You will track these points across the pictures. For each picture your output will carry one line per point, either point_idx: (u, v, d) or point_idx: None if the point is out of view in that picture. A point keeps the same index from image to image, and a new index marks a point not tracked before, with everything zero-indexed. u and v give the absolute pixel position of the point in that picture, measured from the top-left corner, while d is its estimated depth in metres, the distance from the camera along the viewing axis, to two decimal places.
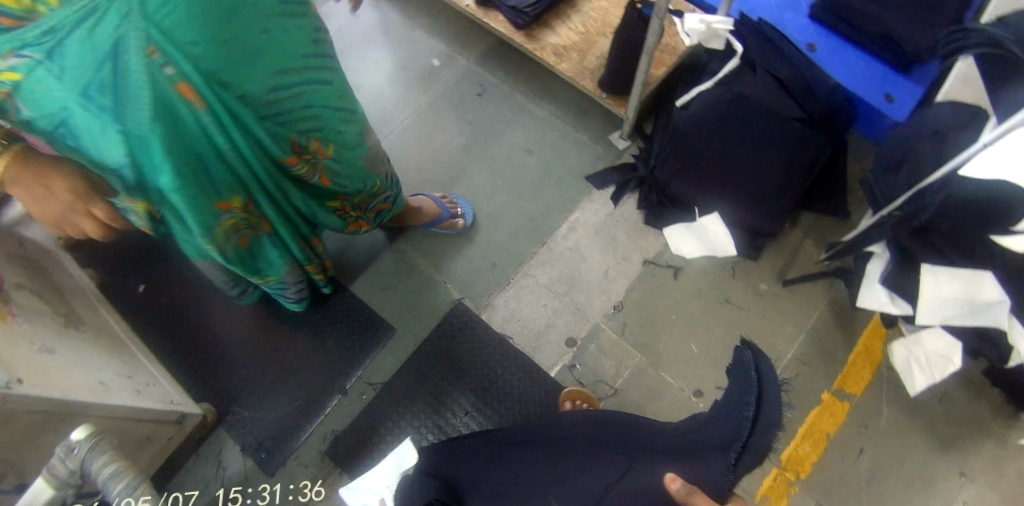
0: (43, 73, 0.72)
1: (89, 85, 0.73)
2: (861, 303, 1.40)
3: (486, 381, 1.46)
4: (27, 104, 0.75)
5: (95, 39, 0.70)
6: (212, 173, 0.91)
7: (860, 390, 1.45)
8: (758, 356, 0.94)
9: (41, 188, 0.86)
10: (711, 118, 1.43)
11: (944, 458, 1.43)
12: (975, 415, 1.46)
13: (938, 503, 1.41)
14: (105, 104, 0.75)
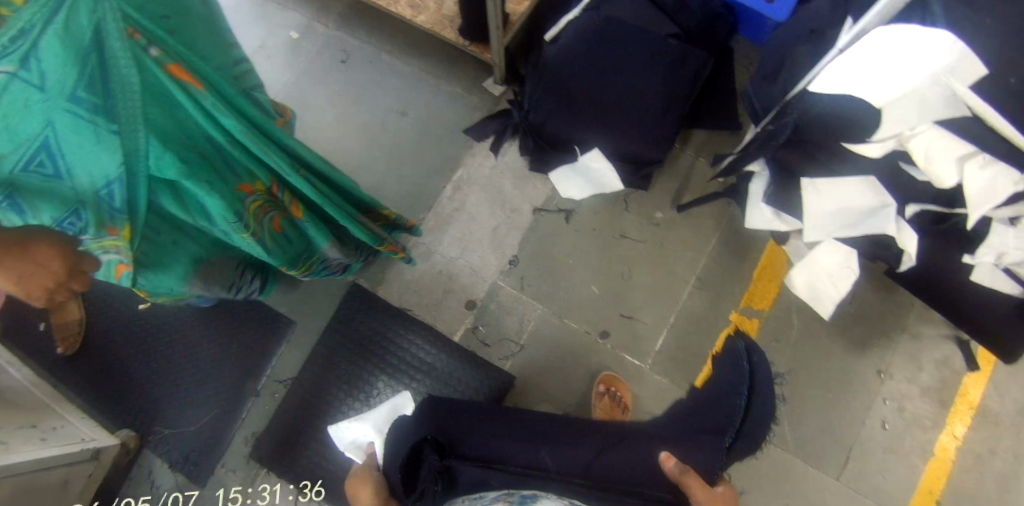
0: (18, 87, 0.62)
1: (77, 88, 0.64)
2: (750, 224, 1.34)
3: (397, 360, 1.44)
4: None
5: (76, 31, 0.62)
6: (227, 158, 0.84)
7: (769, 303, 1.43)
8: (750, 349, 1.29)
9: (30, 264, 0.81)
10: (583, 49, 1.34)
11: (857, 356, 1.43)
12: (883, 310, 1.45)
13: (853, 400, 1.42)
14: (97, 104, 0.66)
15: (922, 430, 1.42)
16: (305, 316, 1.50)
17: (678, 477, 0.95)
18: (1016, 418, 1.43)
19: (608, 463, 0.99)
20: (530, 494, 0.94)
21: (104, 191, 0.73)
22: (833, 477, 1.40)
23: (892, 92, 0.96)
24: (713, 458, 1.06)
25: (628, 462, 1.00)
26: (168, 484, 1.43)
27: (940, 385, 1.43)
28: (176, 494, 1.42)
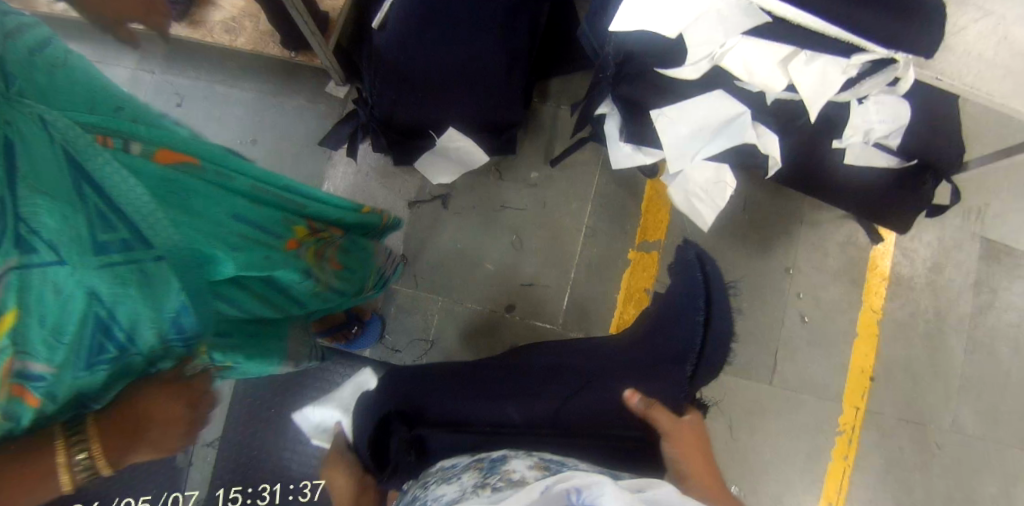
0: (36, 278, 0.50)
1: (88, 233, 0.53)
2: (615, 164, 1.32)
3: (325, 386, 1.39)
4: (38, 346, 0.52)
5: (46, 187, 0.50)
6: (255, 224, 0.71)
7: (663, 232, 1.41)
8: (702, 254, 0.82)
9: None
10: (416, 32, 1.17)
11: (763, 259, 1.43)
12: (775, 206, 1.44)
13: (768, 302, 1.42)
14: (125, 237, 0.56)
15: (841, 312, 1.44)
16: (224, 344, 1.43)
17: (646, 416, 0.76)
18: (926, 275, 1.48)
19: (580, 404, 0.78)
20: (498, 456, 0.69)
21: (172, 329, 0.63)
22: (766, 384, 1.41)
23: (680, 23, 0.99)
24: (675, 387, 0.78)
25: (603, 400, 0.78)
26: (167, 484, 1.34)
27: (849, 265, 1.45)
28: (175, 494, 1.34)
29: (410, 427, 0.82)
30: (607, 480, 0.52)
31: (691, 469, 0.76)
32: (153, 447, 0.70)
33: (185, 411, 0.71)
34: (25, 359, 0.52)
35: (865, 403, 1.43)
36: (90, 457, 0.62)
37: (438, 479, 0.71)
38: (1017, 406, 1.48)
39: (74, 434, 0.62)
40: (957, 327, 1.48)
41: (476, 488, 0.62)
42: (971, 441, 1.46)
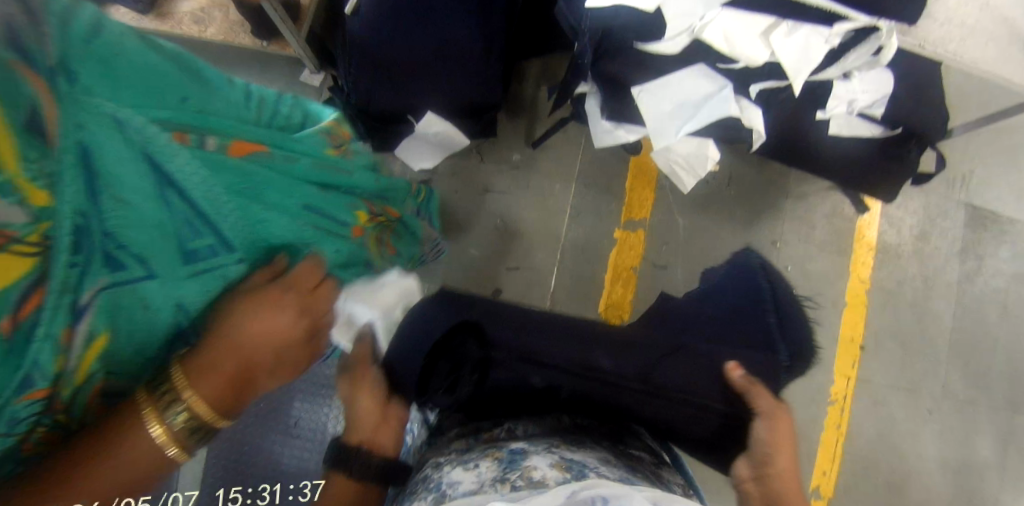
0: (126, 296, 0.50)
1: (175, 244, 0.52)
2: (598, 142, 1.31)
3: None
4: (119, 362, 0.53)
5: (135, 195, 0.47)
6: (332, 208, 0.70)
7: (647, 211, 1.41)
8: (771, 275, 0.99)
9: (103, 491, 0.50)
10: (386, 20, 1.09)
11: (751, 233, 1.42)
12: (760, 179, 1.43)
13: None
14: (210, 244, 0.56)
15: (828, 283, 1.45)
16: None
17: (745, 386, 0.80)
18: (912, 244, 1.49)
19: (673, 365, 0.79)
20: (518, 449, 0.72)
21: None
22: None
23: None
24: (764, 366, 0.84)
25: (691, 368, 0.80)
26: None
27: (836, 235, 1.45)
28: None
29: (483, 347, 0.79)
30: (635, 494, 0.57)
31: (780, 463, 0.75)
32: (274, 373, 0.63)
33: (294, 323, 0.62)
34: (107, 376, 0.52)
35: (855, 372, 1.45)
36: (191, 414, 0.55)
37: (449, 463, 0.75)
38: (1003, 369, 1.50)
39: (164, 394, 0.54)
40: (943, 294, 1.49)
41: (497, 481, 0.66)
42: (960, 405, 1.49)
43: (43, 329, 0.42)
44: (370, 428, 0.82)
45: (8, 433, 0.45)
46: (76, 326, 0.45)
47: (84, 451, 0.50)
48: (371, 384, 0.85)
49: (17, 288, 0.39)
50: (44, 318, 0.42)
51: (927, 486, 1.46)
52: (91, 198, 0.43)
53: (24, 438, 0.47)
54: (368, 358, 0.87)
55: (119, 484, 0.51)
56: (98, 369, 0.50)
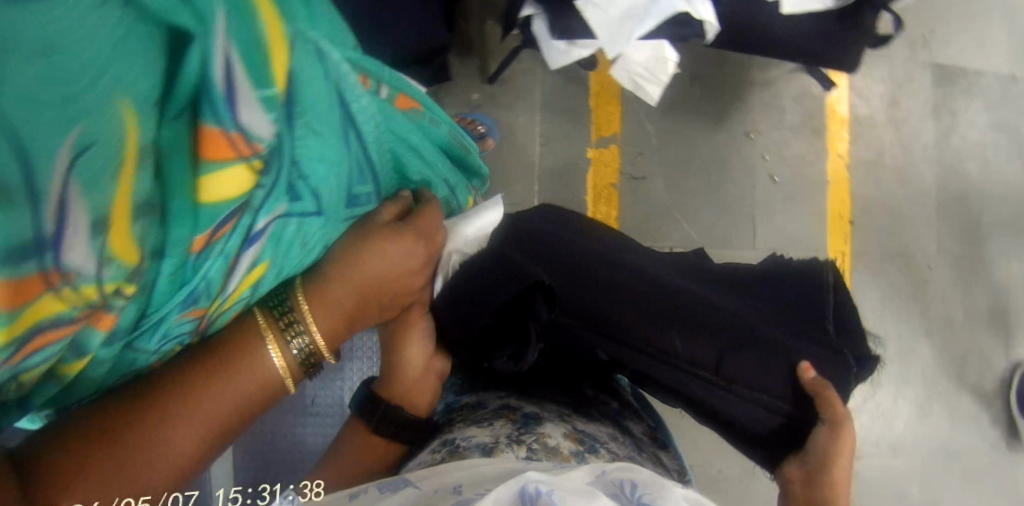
0: (289, 227, 0.58)
1: (340, 185, 0.63)
2: (552, 65, 1.26)
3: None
4: (255, 290, 0.61)
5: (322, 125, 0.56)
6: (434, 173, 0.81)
7: (616, 127, 1.40)
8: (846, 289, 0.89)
9: (199, 423, 0.55)
10: None
11: (723, 129, 1.41)
12: (723, 74, 1.42)
13: (736, 171, 1.41)
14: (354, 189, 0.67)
15: (807, 165, 1.44)
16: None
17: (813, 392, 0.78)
18: (885, 111, 1.48)
19: (749, 359, 0.77)
20: (531, 414, 0.78)
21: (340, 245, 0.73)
22: (751, 248, 1.41)
23: None
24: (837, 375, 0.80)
25: (765, 358, 0.78)
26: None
27: (808, 117, 1.44)
28: None
29: (550, 309, 0.78)
30: (672, 489, 0.54)
31: (834, 479, 0.78)
32: (376, 311, 0.71)
33: (415, 269, 0.72)
34: (234, 302, 0.60)
35: (849, 247, 1.46)
36: (310, 345, 0.63)
37: (465, 419, 0.80)
38: (994, 220, 1.52)
39: (288, 324, 0.62)
40: (924, 157, 1.49)
41: (512, 442, 0.71)
42: (957, 261, 1.52)
43: (218, 249, 0.51)
44: (410, 383, 0.80)
45: (158, 349, 0.56)
46: (243, 251, 0.54)
47: (199, 382, 0.56)
48: (421, 338, 0.80)
49: (228, 207, 0.49)
50: (222, 246, 0.51)
51: (937, 345, 1.52)
52: (292, 127, 0.52)
53: (158, 359, 0.57)
54: (424, 309, 0.81)
55: (214, 418, 0.56)
56: (245, 294, 0.60)
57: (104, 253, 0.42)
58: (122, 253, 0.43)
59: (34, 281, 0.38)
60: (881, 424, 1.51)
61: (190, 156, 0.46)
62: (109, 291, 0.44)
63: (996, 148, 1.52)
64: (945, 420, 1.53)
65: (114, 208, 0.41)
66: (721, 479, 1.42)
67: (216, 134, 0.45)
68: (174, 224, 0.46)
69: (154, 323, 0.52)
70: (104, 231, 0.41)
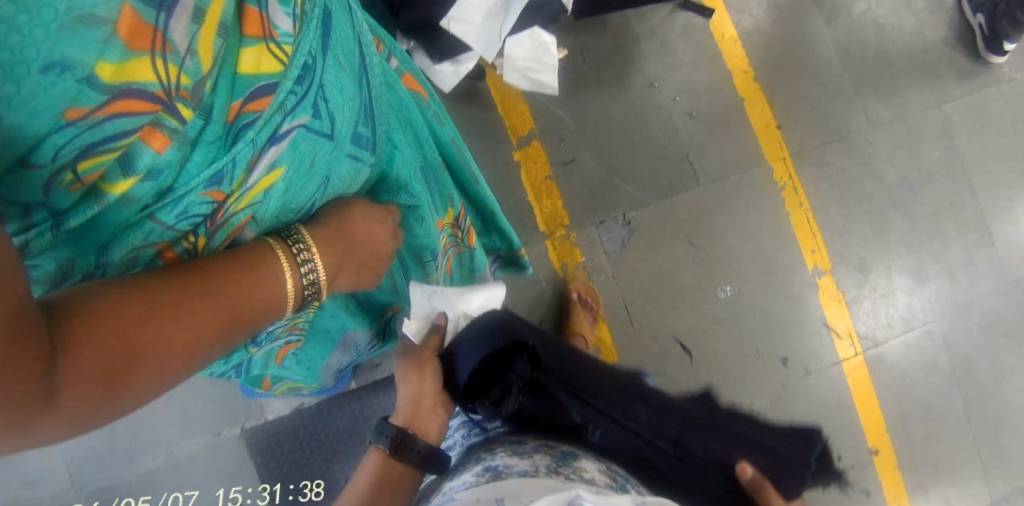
0: (307, 144, 0.53)
1: (354, 118, 0.60)
2: (444, 88, 1.27)
3: (351, 428, 1.48)
4: (270, 205, 0.54)
5: (347, 57, 0.58)
6: (418, 164, 0.83)
7: (530, 122, 1.42)
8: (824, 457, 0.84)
9: (207, 324, 0.47)
10: None
11: (628, 87, 1.45)
12: (608, 38, 1.46)
13: (654, 121, 1.45)
14: (365, 134, 0.64)
15: (717, 91, 1.48)
16: (218, 393, 1.48)
17: (761, 492, 0.74)
18: (768, 16, 1.53)
19: (709, 442, 0.76)
20: (568, 451, 0.73)
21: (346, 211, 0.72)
22: (695, 185, 1.44)
23: None
24: (797, 485, 0.76)
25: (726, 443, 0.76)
26: (166, 484, 1.44)
27: (700, 48, 1.49)
28: None
29: (533, 366, 0.79)
30: None
31: None
32: (348, 274, 0.66)
33: (376, 240, 0.69)
34: (248, 220, 0.53)
35: (786, 150, 1.48)
36: (315, 271, 0.58)
37: (505, 451, 0.73)
38: (906, 77, 1.59)
39: (295, 248, 0.57)
40: (820, 43, 1.55)
41: (553, 472, 0.65)
42: (892, 126, 1.56)
43: (253, 134, 0.48)
44: (421, 412, 0.84)
45: (173, 228, 0.48)
46: (266, 154, 0.49)
47: (222, 273, 0.50)
48: (433, 374, 0.84)
49: (265, 83, 0.47)
50: (258, 122, 0.48)
51: (906, 210, 1.54)
52: (324, 54, 0.52)
53: (168, 244, 0.50)
54: (434, 347, 0.86)
55: (222, 311, 0.49)
56: (259, 202, 0.52)
57: (191, 46, 0.42)
58: (197, 55, 0.42)
59: (146, 34, 0.39)
60: (885, 303, 1.50)
61: (238, 22, 0.45)
62: (178, 86, 0.42)
63: (884, 6, 1.59)
64: (942, 279, 1.54)
65: (208, 15, 0.42)
66: (757, 412, 1.41)
67: (260, 14, 0.46)
68: (218, 78, 0.45)
69: (178, 195, 0.46)
70: (198, 22, 0.41)
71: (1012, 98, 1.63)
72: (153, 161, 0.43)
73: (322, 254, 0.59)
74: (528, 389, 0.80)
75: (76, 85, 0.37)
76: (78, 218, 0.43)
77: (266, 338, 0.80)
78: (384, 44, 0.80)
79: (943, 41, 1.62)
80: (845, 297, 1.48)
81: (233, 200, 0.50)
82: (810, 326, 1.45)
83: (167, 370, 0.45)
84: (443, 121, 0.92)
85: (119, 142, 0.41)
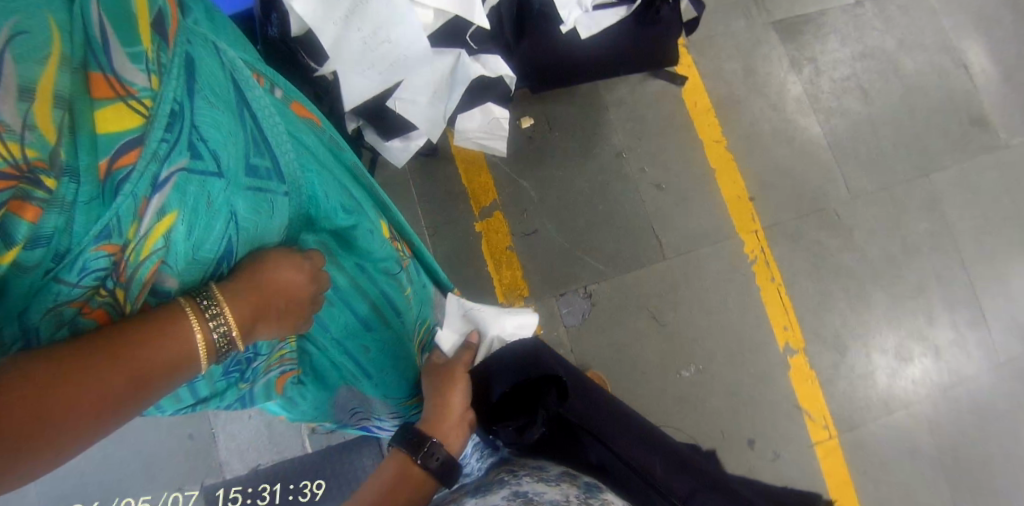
0: (197, 185, 0.47)
1: (243, 152, 0.53)
2: (397, 160, 1.24)
3: (346, 478, 1.43)
4: (182, 248, 0.48)
5: (215, 90, 0.51)
6: (344, 185, 0.76)
7: (493, 193, 1.40)
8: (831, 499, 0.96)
9: (112, 389, 0.43)
10: None
11: (596, 157, 1.42)
12: (576, 106, 1.43)
13: (621, 192, 1.42)
14: (264, 166, 0.57)
15: (687, 162, 1.45)
16: (184, 450, 1.45)
17: None
18: (746, 83, 1.49)
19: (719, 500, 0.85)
20: (594, 484, 0.76)
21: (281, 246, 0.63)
22: (661, 259, 1.40)
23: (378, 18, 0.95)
24: None
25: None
26: (167, 484, 1.44)
27: (671, 117, 1.46)
28: (175, 494, 1.44)
29: (561, 401, 0.89)
30: None
31: None
32: (270, 322, 0.58)
33: (302, 283, 0.61)
34: (162, 267, 0.48)
35: (759, 223, 1.44)
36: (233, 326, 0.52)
37: (528, 474, 0.75)
38: (892, 144, 1.52)
39: (206, 303, 0.50)
40: (799, 111, 1.50)
41: (582, 499, 0.67)
42: (874, 197, 1.49)
43: (132, 186, 0.41)
44: (445, 426, 0.85)
45: (78, 287, 0.42)
46: (155, 199, 0.43)
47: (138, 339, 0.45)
48: (460, 389, 0.90)
49: (132, 137, 0.42)
50: (135, 174, 0.42)
51: (888, 286, 1.46)
52: (190, 96, 0.47)
53: (82, 302, 0.44)
54: (464, 365, 0.96)
55: (136, 369, 0.44)
56: (162, 248, 0.46)
57: (27, 121, 0.36)
58: (38, 128, 0.36)
59: None
60: (863, 384, 1.42)
61: (87, 77, 0.40)
62: (32, 163, 0.36)
63: (868, 72, 1.54)
64: (928, 358, 1.45)
65: (43, 90, 0.36)
66: None
67: (106, 73, 0.41)
68: (77, 142, 0.39)
69: (71, 258, 0.40)
70: (30, 101, 0.36)
71: (1007, 167, 1.54)
72: (32, 232, 0.37)
73: (236, 309, 0.52)
74: (554, 425, 0.90)
75: None
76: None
77: (245, 370, 0.69)
78: (265, 76, 0.67)
79: (933, 105, 1.55)
80: (819, 378, 1.41)
81: (129, 255, 0.44)
82: (779, 407, 1.39)
83: (44, 456, 0.39)
84: (341, 145, 0.82)
85: None
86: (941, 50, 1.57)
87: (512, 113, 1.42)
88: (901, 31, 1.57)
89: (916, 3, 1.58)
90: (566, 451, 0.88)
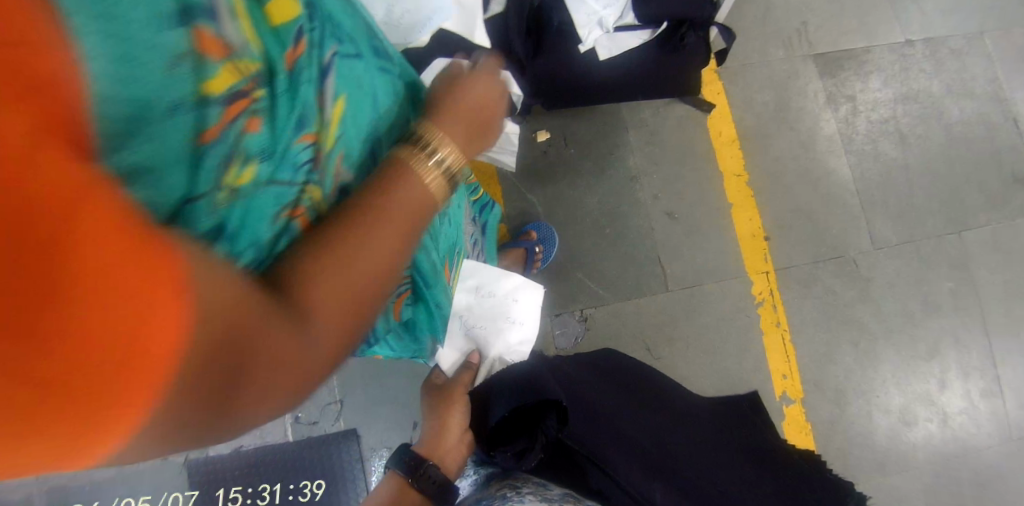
0: (348, 67, 0.49)
1: (358, 32, 0.54)
2: None
3: (337, 473, 1.38)
4: (352, 134, 0.49)
5: None
6: None
7: (500, 204, 1.38)
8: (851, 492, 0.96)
9: (386, 250, 0.43)
10: None
11: (610, 177, 1.38)
12: (595, 124, 1.39)
13: (631, 217, 1.37)
14: (377, 45, 0.57)
15: (703, 192, 1.40)
16: None
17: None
18: (776, 116, 1.43)
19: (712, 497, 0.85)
20: None
21: None
22: (663, 290, 1.36)
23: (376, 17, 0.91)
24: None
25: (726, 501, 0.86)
26: (168, 483, 1.35)
27: (692, 143, 1.41)
28: (174, 495, 1.35)
29: (561, 425, 0.85)
30: None
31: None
32: (472, 140, 0.58)
33: (481, 100, 0.60)
34: (343, 162, 0.49)
35: (770, 263, 1.38)
36: (448, 159, 0.52)
37: (532, 494, 0.76)
38: (924, 195, 1.44)
39: (422, 150, 0.51)
40: (829, 150, 1.43)
41: None
42: (897, 249, 1.42)
43: (306, 73, 0.43)
44: (445, 448, 0.93)
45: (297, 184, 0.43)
46: (325, 88, 0.46)
47: (378, 200, 0.45)
48: (459, 409, 0.96)
49: (296, 25, 0.44)
50: (308, 64, 0.44)
51: (900, 344, 1.39)
52: None
53: (296, 205, 0.44)
54: (465, 384, 0.99)
55: (401, 229, 0.45)
56: (342, 136, 0.48)
57: (243, 37, 0.38)
58: (249, 39, 0.39)
59: (215, 49, 0.35)
60: (862, 442, 1.35)
61: None
62: (254, 75, 0.38)
63: (909, 115, 1.46)
64: (933, 424, 1.38)
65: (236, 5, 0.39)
66: None
67: None
68: (265, 36, 0.41)
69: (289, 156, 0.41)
70: (237, 19, 0.38)
71: None
72: (261, 141, 0.39)
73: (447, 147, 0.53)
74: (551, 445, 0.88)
75: (192, 111, 0.34)
76: (236, 219, 0.38)
77: None
78: None
79: (974, 158, 1.46)
80: (814, 430, 1.35)
81: (325, 141, 0.45)
82: None
83: (352, 330, 0.41)
84: None
85: (241, 141, 0.37)
86: (991, 99, 1.48)
87: (527, 124, 1.39)
88: (951, 75, 1.48)
89: (970, 47, 1.49)
90: (567, 469, 0.87)
